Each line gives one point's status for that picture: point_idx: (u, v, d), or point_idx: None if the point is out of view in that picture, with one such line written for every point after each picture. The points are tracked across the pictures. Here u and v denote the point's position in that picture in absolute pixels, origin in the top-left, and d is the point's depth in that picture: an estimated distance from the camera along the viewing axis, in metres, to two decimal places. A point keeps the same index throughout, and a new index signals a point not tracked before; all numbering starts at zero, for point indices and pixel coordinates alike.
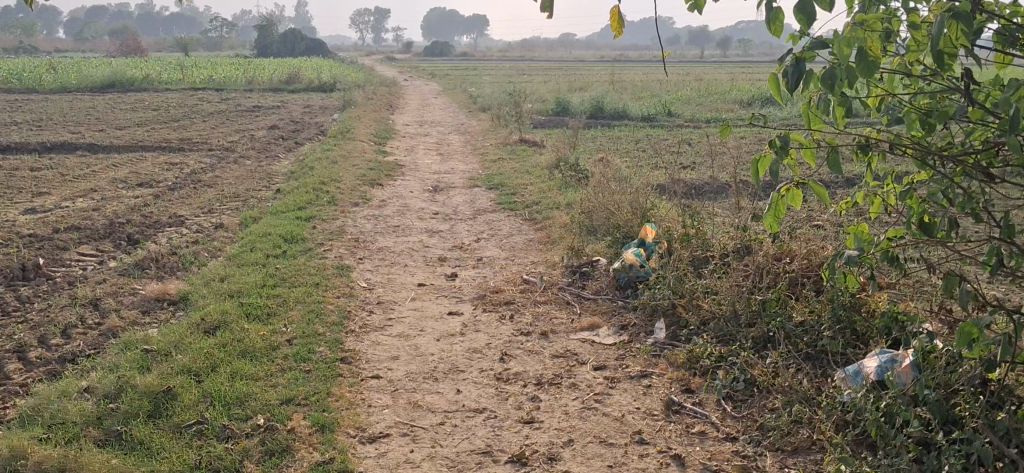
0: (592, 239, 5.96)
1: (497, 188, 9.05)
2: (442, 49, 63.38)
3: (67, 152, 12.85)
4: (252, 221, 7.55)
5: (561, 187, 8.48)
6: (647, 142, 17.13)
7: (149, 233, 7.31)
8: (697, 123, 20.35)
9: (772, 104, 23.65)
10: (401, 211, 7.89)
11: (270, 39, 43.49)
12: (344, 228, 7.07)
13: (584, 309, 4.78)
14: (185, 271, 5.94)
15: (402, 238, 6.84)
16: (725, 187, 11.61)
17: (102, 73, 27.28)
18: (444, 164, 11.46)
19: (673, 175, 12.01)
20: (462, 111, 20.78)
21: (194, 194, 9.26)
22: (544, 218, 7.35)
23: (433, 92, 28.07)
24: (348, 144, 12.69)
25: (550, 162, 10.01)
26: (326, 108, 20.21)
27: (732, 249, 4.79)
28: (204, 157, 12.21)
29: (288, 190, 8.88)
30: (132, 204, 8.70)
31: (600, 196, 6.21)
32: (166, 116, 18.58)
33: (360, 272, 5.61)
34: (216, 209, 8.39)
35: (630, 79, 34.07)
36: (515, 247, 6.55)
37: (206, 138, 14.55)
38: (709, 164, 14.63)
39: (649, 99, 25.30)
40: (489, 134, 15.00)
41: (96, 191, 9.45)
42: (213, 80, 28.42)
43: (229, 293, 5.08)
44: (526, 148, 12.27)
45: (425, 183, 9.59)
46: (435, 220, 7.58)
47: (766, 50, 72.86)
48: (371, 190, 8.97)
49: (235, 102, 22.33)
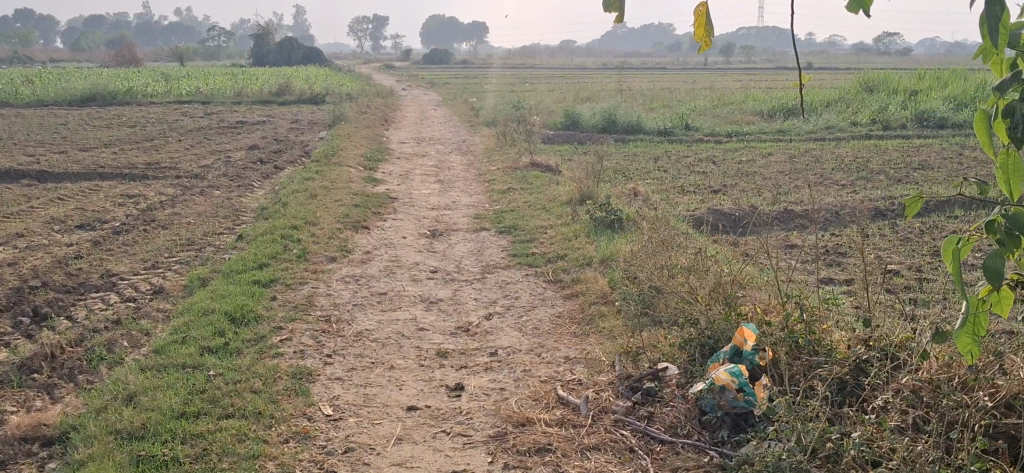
0: (652, 335, 4.35)
1: (510, 233, 7.44)
2: (443, 56, 61.81)
3: (12, 181, 11.19)
4: (199, 286, 5.90)
5: (589, 235, 6.90)
6: (668, 161, 15.62)
7: (65, 303, 5.67)
8: (718, 137, 18.82)
9: (795, 115, 22.10)
10: (390, 269, 6.26)
11: (267, 47, 41.92)
12: (313, 298, 5.43)
13: (662, 465, 3.17)
14: (86, 375, 4.28)
15: (390, 314, 5.23)
16: (769, 229, 10.07)
17: (81, 85, 25.56)
18: (444, 195, 9.86)
19: (705, 210, 10.47)
20: (464, 126, 19.25)
21: (141, 240, 7.63)
22: (572, 283, 5.74)
23: (432, 103, 26.43)
24: (334, 170, 11.08)
25: (570, 197, 8.42)
26: (316, 124, 18.61)
27: (883, 372, 3.15)
28: (167, 187, 10.57)
29: (252, 237, 7.24)
30: (59, 255, 7.06)
31: (662, 271, 4.58)
32: (140, 134, 16.96)
33: (328, 383, 4.00)
34: (159, 264, 6.73)
35: (638, 88, 32.71)
36: (540, 331, 4.92)
37: (176, 161, 12.92)
38: (741, 187, 13.09)
39: (662, 110, 23.74)
40: (494, 155, 13.40)
41: (22, 236, 7.78)
42: (201, 92, 26.80)
43: (128, 429, 3.44)
44: (538, 174, 10.70)
45: (422, 224, 7.97)
46: (433, 282, 5.95)
47: (771, 56, 71.76)
48: (357, 236, 7.35)
49: (219, 116, 20.70)
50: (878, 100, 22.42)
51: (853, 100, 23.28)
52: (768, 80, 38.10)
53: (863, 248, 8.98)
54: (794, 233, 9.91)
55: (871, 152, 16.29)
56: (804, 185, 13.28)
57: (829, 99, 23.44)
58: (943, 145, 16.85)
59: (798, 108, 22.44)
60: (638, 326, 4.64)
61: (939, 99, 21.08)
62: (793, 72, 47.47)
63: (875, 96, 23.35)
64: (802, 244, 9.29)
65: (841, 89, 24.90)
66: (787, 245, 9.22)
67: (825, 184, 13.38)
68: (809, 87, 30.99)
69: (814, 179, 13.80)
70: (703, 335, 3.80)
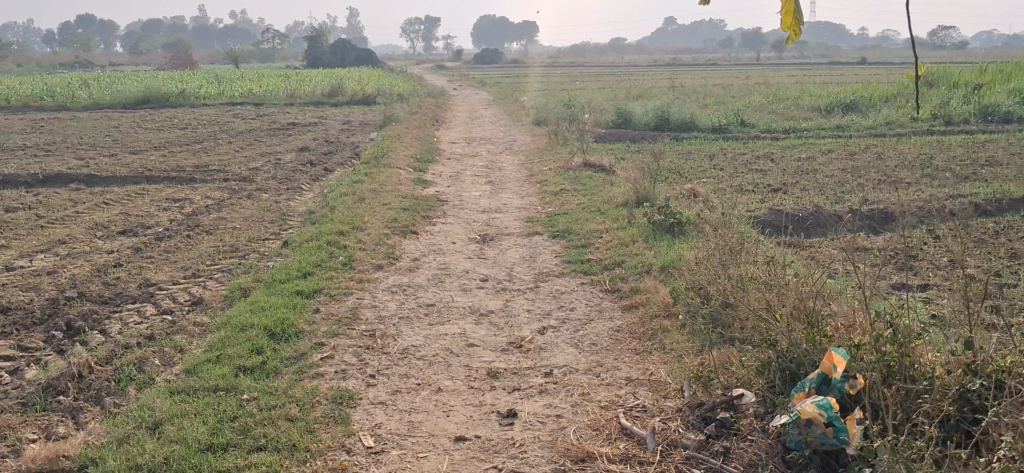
0: (724, 355, 3.97)
1: (564, 237, 7.09)
2: (493, 56, 61.61)
3: (61, 185, 11.12)
4: (240, 296, 5.65)
5: (648, 240, 6.50)
6: (724, 159, 15.13)
7: (100, 316, 5.46)
8: (775, 133, 18.26)
9: (854, 110, 21.40)
10: (439, 277, 5.94)
11: (319, 48, 42.03)
12: (358, 311, 5.11)
13: None
14: (114, 398, 4.05)
15: (438, 327, 4.90)
16: (834, 231, 9.57)
17: (136, 88, 25.75)
18: (495, 197, 9.53)
19: (766, 211, 10.00)
20: (514, 125, 18.93)
21: (184, 246, 7.42)
22: (631, 293, 5.37)
23: (483, 102, 26.17)
24: (382, 171, 10.82)
25: (626, 198, 8.03)
26: (366, 124, 18.43)
27: (1000, 409, 2.73)
28: (214, 191, 10.40)
29: (297, 243, 6.98)
30: (100, 263, 6.87)
31: (733, 282, 4.19)
32: (192, 136, 16.92)
33: (369, 409, 3.68)
34: (200, 272, 6.50)
35: (690, 84, 32.08)
36: (598, 347, 4.56)
37: (225, 164, 12.78)
38: (802, 186, 12.58)
39: (717, 107, 23.19)
40: (545, 155, 13.04)
41: (65, 243, 7.64)
42: (254, 93, 26.83)
43: (149, 464, 3.16)
44: (592, 174, 10.32)
45: (472, 229, 7.65)
46: (483, 292, 5.62)
47: (825, 51, 70.36)
48: (404, 242, 7.04)
49: (270, 118, 20.65)
50: (940, 94, 21.62)
51: (915, 94, 22.50)
52: (822, 75, 37.22)
53: (937, 251, 8.45)
54: (861, 235, 9.41)
55: (936, 148, 15.63)
56: (869, 183, 12.71)
57: (889, 93, 22.67)
58: (1013, 140, 16.11)
59: (857, 103, 21.72)
60: (707, 343, 4.25)
61: (1007, 93, 20.23)
62: (848, 66, 46.35)
63: (938, 90, 22.52)
64: (872, 246, 8.78)
65: (901, 83, 24.09)
66: (855, 247, 8.72)
67: (891, 182, 12.80)
68: (869, 82, 30.12)
69: (879, 177, 13.22)
70: (784, 358, 3.41)
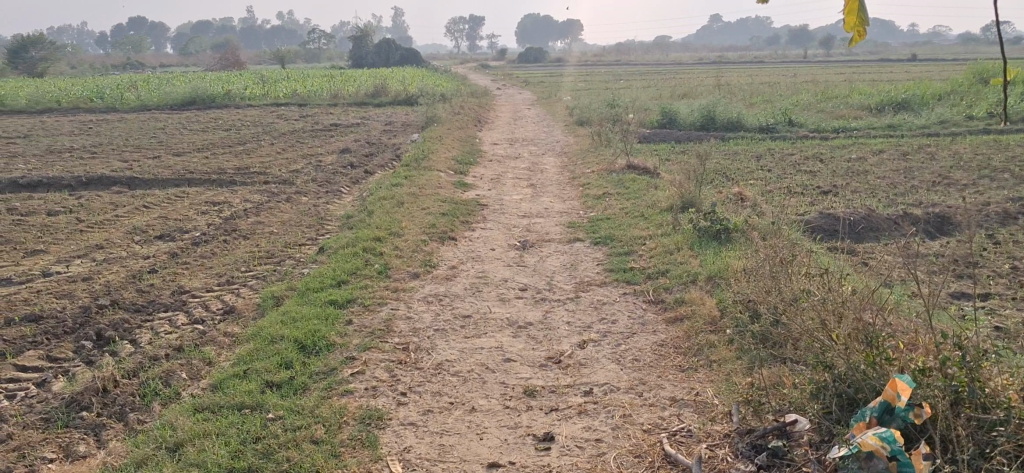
0: (777, 376, 3.74)
1: (606, 244, 6.87)
2: (537, 55, 61.40)
3: (104, 188, 11.14)
4: (272, 306, 5.52)
5: (694, 247, 6.26)
6: (771, 160, 14.78)
7: (131, 325, 5.37)
8: (825, 133, 17.83)
9: (907, 109, 20.85)
10: (476, 286, 5.76)
11: (364, 48, 42.13)
12: (391, 322, 4.94)
13: None
14: (139, 415, 3.94)
15: (474, 340, 4.72)
16: (888, 236, 9.23)
17: (182, 89, 25.94)
18: (536, 201, 9.34)
19: (816, 214, 9.69)
20: (557, 125, 18.72)
21: (220, 252, 7.33)
22: (675, 304, 5.15)
23: (526, 101, 25.98)
24: (423, 174, 10.69)
25: (671, 203, 7.79)
26: (408, 125, 18.34)
27: None
28: (254, 194, 10.33)
29: (333, 249, 6.85)
30: (135, 269, 6.80)
31: (785, 298, 3.96)
32: (235, 137, 16.94)
33: (398, 431, 3.51)
34: (235, 279, 6.40)
35: (737, 82, 31.58)
36: (641, 362, 4.35)
37: (266, 166, 12.74)
38: (853, 188, 12.21)
39: (765, 105, 22.77)
40: (588, 156, 12.81)
41: (102, 247, 7.59)
42: (298, 93, 26.91)
43: None
44: (635, 177, 10.09)
45: (512, 234, 7.46)
46: (522, 302, 5.43)
47: (874, 48, 69.16)
48: (442, 249, 6.87)
49: (313, 118, 20.66)
50: (996, 91, 21.00)
51: (970, 91, 21.87)
52: (872, 72, 36.49)
53: (997, 256, 8.09)
54: (916, 239, 9.07)
55: (993, 148, 15.14)
56: (922, 185, 12.31)
57: (942, 90, 22.08)
58: None
59: (909, 102, 21.17)
60: (757, 361, 4.03)
61: None
62: (898, 64, 45.42)
63: (992, 87, 21.90)
64: (928, 252, 8.44)
65: (954, 81, 23.48)
66: (910, 252, 8.38)
67: (947, 183, 12.38)
68: (920, 79, 29.46)
69: (933, 178, 12.80)
70: (842, 382, 3.18)
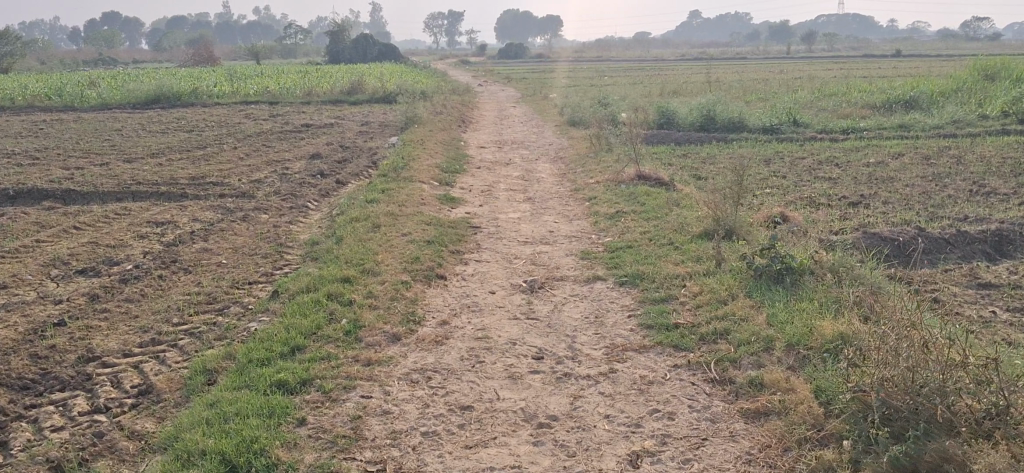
0: None
1: (635, 285, 5.48)
2: (517, 50, 59.73)
3: (33, 203, 9.62)
4: (203, 385, 4.09)
5: (753, 297, 4.87)
6: (783, 165, 13.44)
7: (8, 413, 3.92)
8: (833, 134, 16.53)
9: (913, 107, 19.58)
10: (476, 354, 4.35)
11: (341, 43, 40.44)
12: (362, 423, 3.52)
13: None
14: None
15: (477, 454, 3.30)
16: (945, 260, 7.88)
17: (146, 85, 24.26)
18: (537, 220, 7.94)
19: (858, 233, 8.34)
20: (547, 126, 17.33)
21: (152, 293, 5.87)
22: (752, 390, 3.76)
23: (511, 99, 24.55)
24: (403, 186, 9.26)
25: (706, 231, 6.39)
26: (387, 126, 16.86)
27: None
28: (206, 210, 8.85)
29: (290, 293, 5.41)
30: (37, 319, 5.32)
31: None
32: (196, 140, 15.39)
33: None
34: (163, 335, 4.96)
35: (728, 79, 30.21)
36: None
37: (225, 175, 11.24)
38: (883, 197, 10.88)
39: (762, 103, 21.46)
40: (588, 163, 11.44)
41: (7, 287, 6.11)
42: (269, 91, 25.30)
43: None
44: (649, 190, 8.71)
45: (514, 270, 6.04)
46: (540, 381, 4.02)
47: (854, 44, 68.31)
48: (428, 294, 5.43)
49: (283, 118, 19.12)
50: (1006, 87, 19.75)
51: (978, 88, 20.61)
52: (863, 68, 35.22)
53: None
54: (978, 264, 7.71)
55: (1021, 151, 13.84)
56: (958, 194, 11.00)
57: (949, 87, 20.80)
58: None
59: (917, 99, 19.87)
60: None
61: None
62: (885, 60, 44.19)
63: (1001, 83, 20.68)
64: (1001, 280, 7.09)
65: (958, 76, 22.22)
66: (981, 281, 7.03)
67: (986, 192, 11.04)
68: (920, 75, 28.21)
69: (969, 186, 11.49)
70: None
